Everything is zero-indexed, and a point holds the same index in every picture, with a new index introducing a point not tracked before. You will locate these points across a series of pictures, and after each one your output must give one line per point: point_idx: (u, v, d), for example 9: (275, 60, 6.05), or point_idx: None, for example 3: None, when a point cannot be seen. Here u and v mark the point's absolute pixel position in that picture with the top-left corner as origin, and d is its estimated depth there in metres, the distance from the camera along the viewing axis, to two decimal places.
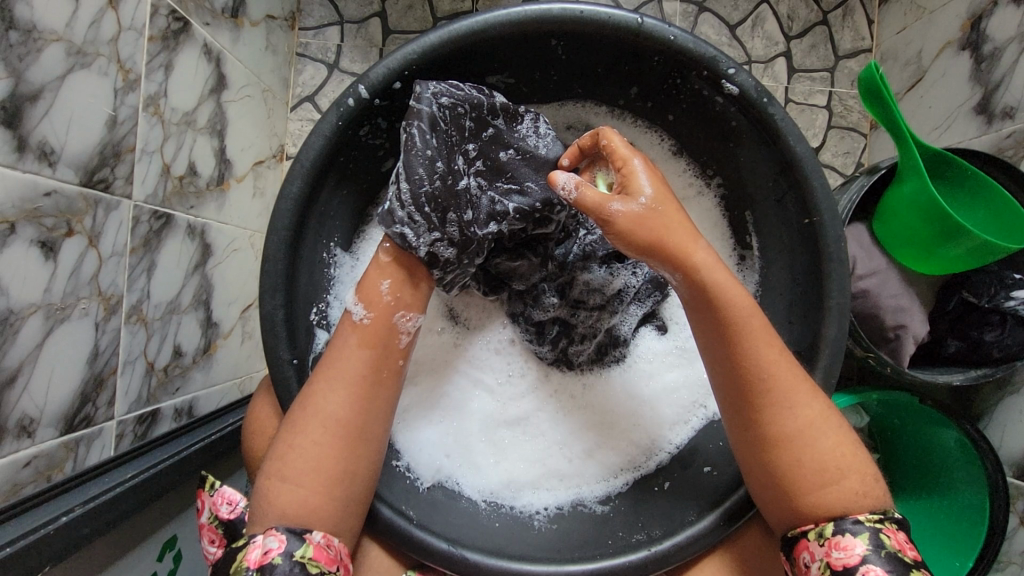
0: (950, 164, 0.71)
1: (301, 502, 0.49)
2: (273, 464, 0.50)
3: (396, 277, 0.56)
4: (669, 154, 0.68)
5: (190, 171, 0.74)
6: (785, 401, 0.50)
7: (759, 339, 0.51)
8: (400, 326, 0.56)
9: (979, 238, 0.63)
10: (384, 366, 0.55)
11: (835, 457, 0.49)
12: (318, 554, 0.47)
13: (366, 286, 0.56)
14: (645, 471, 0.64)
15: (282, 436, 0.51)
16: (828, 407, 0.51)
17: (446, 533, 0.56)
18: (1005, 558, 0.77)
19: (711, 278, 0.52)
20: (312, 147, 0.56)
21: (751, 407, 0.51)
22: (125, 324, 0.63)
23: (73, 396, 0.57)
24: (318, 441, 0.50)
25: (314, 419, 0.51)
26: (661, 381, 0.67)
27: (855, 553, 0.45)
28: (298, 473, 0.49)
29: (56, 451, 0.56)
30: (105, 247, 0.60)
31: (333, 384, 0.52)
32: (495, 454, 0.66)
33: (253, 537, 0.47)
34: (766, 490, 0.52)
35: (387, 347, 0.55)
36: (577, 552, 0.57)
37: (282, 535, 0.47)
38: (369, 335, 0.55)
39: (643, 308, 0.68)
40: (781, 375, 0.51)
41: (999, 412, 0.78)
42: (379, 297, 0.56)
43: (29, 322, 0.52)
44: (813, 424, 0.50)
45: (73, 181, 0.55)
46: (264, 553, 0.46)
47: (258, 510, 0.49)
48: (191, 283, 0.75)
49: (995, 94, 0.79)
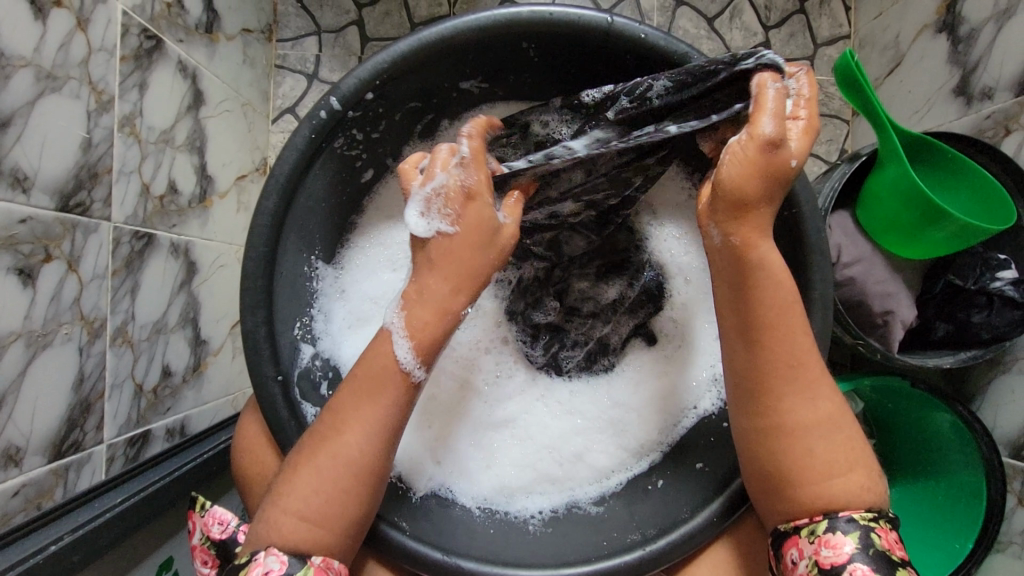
0: (929, 147, 0.71)
1: (315, 542, 0.48)
2: (288, 500, 0.48)
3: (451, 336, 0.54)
4: None
5: (171, 189, 0.74)
6: (810, 391, 0.50)
7: (802, 339, 0.51)
8: None
9: (961, 221, 0.64)
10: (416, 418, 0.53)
11: (845, 451, 0.49)
12: None
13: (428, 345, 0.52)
14: (638, 471, 0.63)
15: (301, 473, 0.49)
16: (846, 406, 0.51)
17: (441, 543, 0.56)
18: (1005, 539, 0.77)
19: (762, 259, 0.50)
20: (287, 161, 0.55)
21: (777, 394, 0.50)
22: (110, 347, 0.63)
23: (61, 422, 0.57)
24: (345, 488, 0.49)
25: (342, 466, 0.49)
26: (648, 389, 0.66)
27: (844, 552, 0.46)
28: (316, 515, 0.48)
29: (45, 478, 0.55)
30: (86, 271, 0.59)
31: (366, 432, 0.50)
32: (483, 458, 0.64)
33: (255, 554, 0.47)
34: (762, 467, 0.51)
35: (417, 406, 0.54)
36: (573, 555, 0.57)
37: (284, 556, 0.47)
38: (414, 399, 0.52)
39: (636, 319, 0.67)
40: (809, 366, 0.50)
41: (991, 393, 0.78)
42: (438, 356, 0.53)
43: (10, 350, 0.52)
44: (830, 418, 0.50)
45: (49, 206, 0.55)
46: (265, 573, 0.46)
47: (261, 545, 0.48)
48: (177, 302, 0.75)
49: (973, 75, 0.80)
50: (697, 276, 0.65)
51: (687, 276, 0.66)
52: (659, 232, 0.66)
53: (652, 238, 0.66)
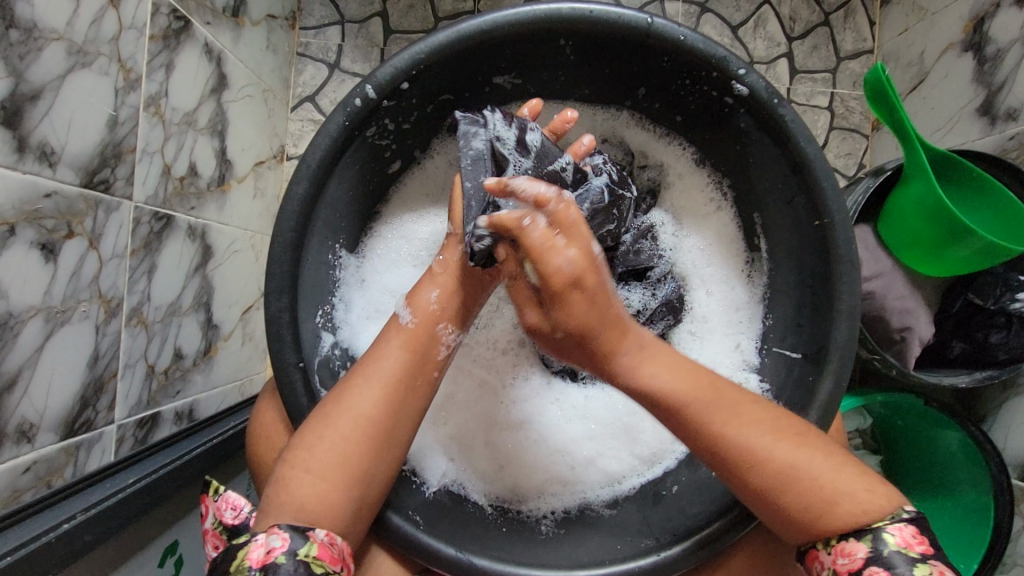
0: (954, 165, 0.71)
1: (318, 497, 0.47)
2: (295, 452, 0.49)
3: (445, 287, 0.55)
4: (693, 166, 0.66)
5: (191, 172, 0.73)
6: (749, 451, 0.48)
7: (722, 407, 0.49)
8: (441, 336, 0.54)
9: (986, 239, 0.63)
10: (420, 376, 0.53)
11: (815, 489, 0.46)
12: (323, 554, 0.45)
13: (415, 293, 0.55)
14: (651, 477, 0.62)
15: (310, 425, 0.50)
16: (797, 439, 0.48)
17: (455, 539, 0.56)
18: (1010, 560, 0.77)
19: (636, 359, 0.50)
20: (317, 148, 0.55)
21: (729, 463, 0.49)
22: (125, 327, 0.63)
23: (74, 400, 0.56)
24: (348, 437, 0.49)
25: (345, 413, 0.50)
26: None
27: (859, 557, 0.44)
28: (320, 466, 0.48)
29: (56, 456, 0.55)
30: (105, 249, 0.59)
31: (368, 382, 0.51)
32: (495, 458, 0.62)
33: (254, 536, 0.44)
34: (767, 518, 0.49)
35: (425, 355, 0.54)
36: (587, 557, 0.56)
37: (285, 533, 0.44)
38: (411, 339, 0.53)
39: (657, 331, 0.65)
40: (734, 430, 0.48)
41: (1003, 414, 0.78)
42: (426, 305, 0.54)
43: (29, 325, 0.51)
44: (787, 463, 0.47)
45: (74, 182, 0.55)
46: (266, 552, 0.43)
47: (267, 502, 0.47)
48: (191, 285, 0.75)
49: (997, 96, 0.79)
50: (717, 288, 0.66)
51: (706, 287, 0.66)
52: (683, 243, 0.67)
53: (676, 249, 0.67)
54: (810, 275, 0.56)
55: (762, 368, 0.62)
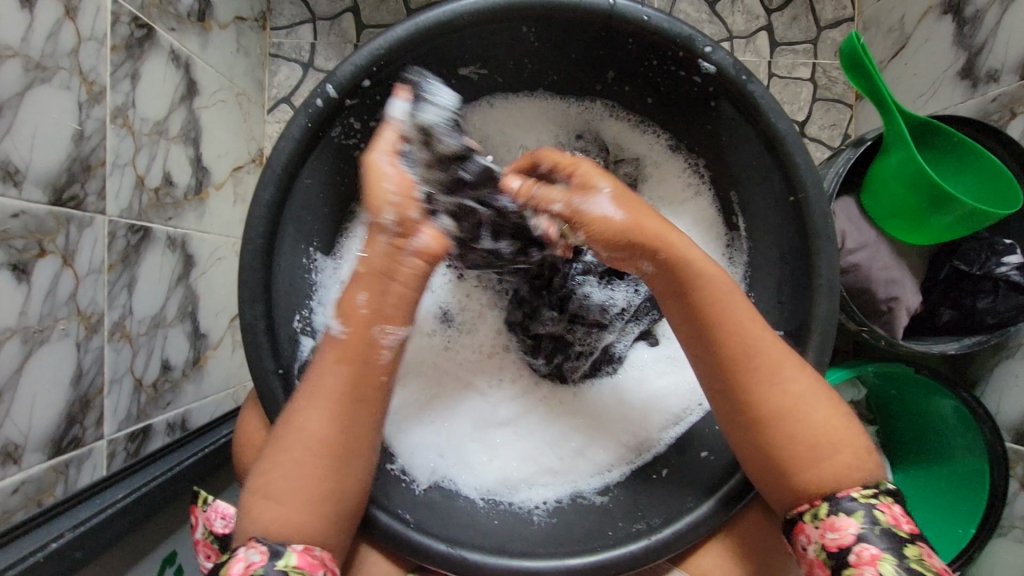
0: (934, 132, 0.70)
1: (287, 520, 0.47)
2: (256, 480, 0.49)
3: (370, 287, 0.49)
4: (667, 151, 0.65)
5: (166, 182, 0.73)
6: (777, 381, 0.50)
7: (747, 325, 0.51)
8: (380, 340, 0.50)
9: (970, 205, 0.63)
10: (364, 384, 0.50)
11: (824, 433, 0.49)
12: (303, 562, 0.46)
13: (343, 300, 0.50)
14: (639, 464, 0.62)
15: (268, 453, 0.49)
16: (817, 380, 0.50)
17: (448, 533, 0.55)
18: (1006, 522, 0.77)
19: (690, 257, 0.52)
20: (283, 151, 0.54)
21: (736, 361, 0.51)
22: (108, 342, 0.63)
23: (60, 418, 0.56)
24: (300, 461, 0.48)
25: (293, 438, 0.49)
26: (650, 387, 0.64)
27: (850, 533, 0.46)
28: (282, 491, 0.48)
29: (45, 475, 0.54)
30: (81, 265, 0.59)
31: (313, 403, 0.50)
32: (488, 451, 0.63)
33: (236, 550, 0.46)
34: (767, 470, 0.51)
35: (365, 364, 0.50)
36: (577, 545, 0.55)
37: (263, 547, 0.46)
38: (346, 351, 0.50)
39: (641, 326, 0.66)
40: (767, 352, 0.50)
41: (994, 377, 0.78)
42: (356, 311, 0.49)
43: (6, 346, 0.51)
44: (802, 398, 0.50)
45: (42, 200, 0.54)
46: (246, 566, 0.45)
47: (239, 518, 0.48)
48: (175, 295, 0.75)
49: (978, 58, 0.78)
50: None
51: None
52: None
53: None
54: (790, 250, 0.56)
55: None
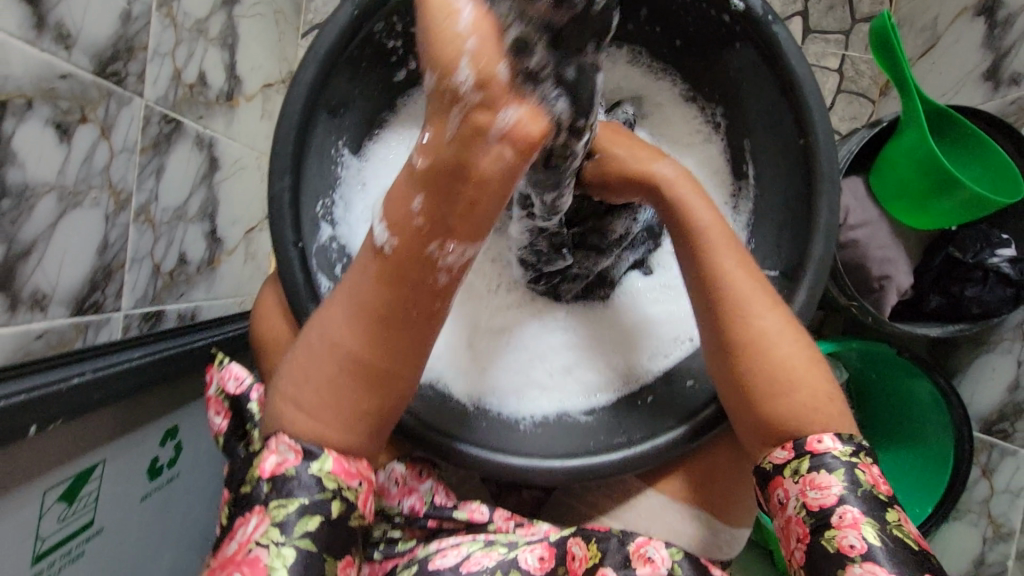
0: (948, 121, 0.72)
1: (323, 432, 0.46)
2: (288, 386, 0.47)
3: (430, 192, 0.42)
4: (681, 98, 0.68)
5: (200, 81, 0.75)
6: (746, 318, 0.51)
7: (725, 258, 0.52)
8: (436, 259, 0.44)
9: (972, 190, 0.65)
10: (411, 305, 0.46)
11: (792, 375, 0.49)
12: (337, 468, 0.45)
13: (396, 207, 0.44)
14: (627, 391, 0.62)
15: (301, 357, 0.47)
16: (790, 324, 0.51)
17: (440, 423, 0.56)
18: (963, 506, 0.82)
19: (676, 187, 0.54)
20: (328, 38, 0.56)
21: (711, 292, 0.52)
22: (133, 222, 0.65)
23: (85, 281, 0.59)
24: (336, 376, 0.46)
25: (327, 350, 0.46)
26: (642, 313, 0.65)
27: (832, 493, 0.44)
28: (316, 405, 0.46)
29: (68, 330, 0.57)
30: (117, 142, 0.61)
31: (349, 317, 0.46)
32: (480, 360, 0.63)
33: (268, 444, 0.46)
34: (738, 411, 0.51)
35: (412, 287, 0.45)
36: (561, 451, 0.56)
37: (298, 446, 0.45)
38: (389, 269, 0.45)
39: (637, 254, 0.67)
40: (739, 287, 0.51)
41: (972, 370, 0.82)
42: (409, 221, 0.43)
43: (43, 200, 0.53)
44: (773, 338, 0.50)
45: (88, 69, 0.56)
46: (278, 461, 0.45)
47: (270, 409, 0.48)
48: (198, 193, 0.78)
49: (1003, 60, 0.80)
50: None
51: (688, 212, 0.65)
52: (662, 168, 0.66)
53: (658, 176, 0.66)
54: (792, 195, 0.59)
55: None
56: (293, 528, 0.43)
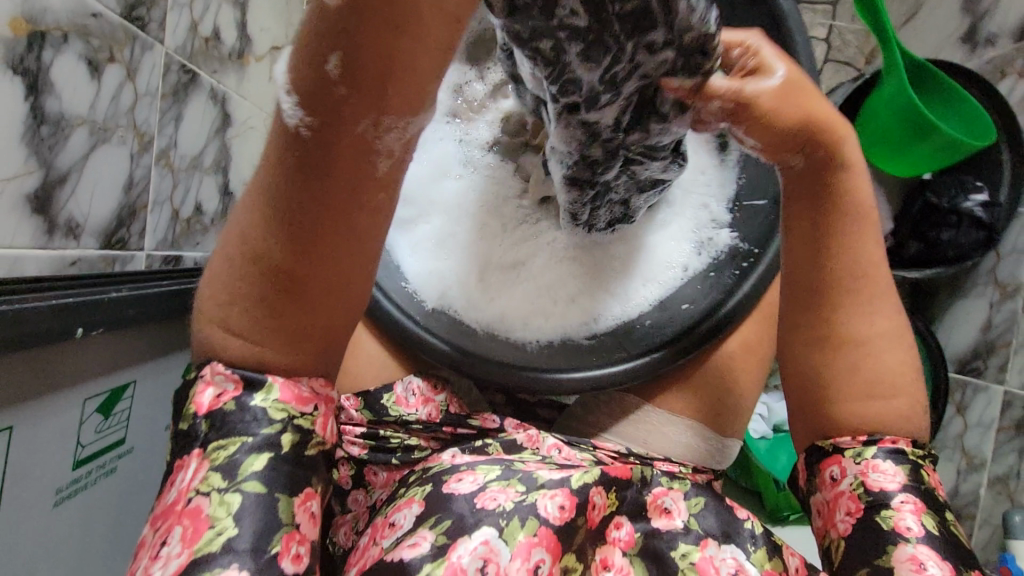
0: (918, 68, 0.76)
1: (266, 353, 0.41)
2: (212, 307, 0.40)
3: (343, 34, 0.32)
4: None
5: (214, 36, 0.78)
6: (866, 305, 0.48)
7: (863, 239, 0.49)
8: (371, 140, 0.36)
9: (949, 135, 0.70)
10: (353, 197, 0.38)
11: (890, 375, 0.48)
12: (286, 396, 0.41)
13: (308, 65, 0.34)
14: (627, 316, 0.64)
15: (221, 273, 0.40)
16: (902, 327, 0.49)
17: (451, 338, 0.60)
18: (939, 443, 0.87)
19: (848, 154, 0.48)
20: None
21: (832, 271, 0.49)
22: (155, 165, 0.68)
23: (113, 216, 0.62)
24: (265, 290, 0.39)
25: (252, 262, 0.39)
26: (642, 242, 0.65)
27: (894, 481, 0.45)
28: (253, 323, 0.40)
29: (97, 261, 0.61)
30: (141, 85, 0.64)
31: (272, 220, 0.38)
32: (488, 289, 0.64)
33: (202, 377, 0.41)
34: (814, 389, 0.50)
35: (344, 172, 0.37)
36: (570, 361, 0.61)
37: (236, 376, 0.41)
38: (312, 158, 0.36)
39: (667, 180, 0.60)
40: (870, 274, 0.48)
41: (947, 316, 0.87)
42: (329, 88, 0.34)
43: (76, 132, 0.56)
44: (881, 334, 0.49)
45: (116, 11, 0.59)
46: (217, 394, 0.40)
47: (196, 331, 0.41)
48: (212, 145, 0.81)
49: (980, 23, 0.85)
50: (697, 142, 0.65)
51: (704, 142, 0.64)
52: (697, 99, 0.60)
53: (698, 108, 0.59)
54: None
55: (733, 223, 0.64)
56: (238, 470, 0.39)
